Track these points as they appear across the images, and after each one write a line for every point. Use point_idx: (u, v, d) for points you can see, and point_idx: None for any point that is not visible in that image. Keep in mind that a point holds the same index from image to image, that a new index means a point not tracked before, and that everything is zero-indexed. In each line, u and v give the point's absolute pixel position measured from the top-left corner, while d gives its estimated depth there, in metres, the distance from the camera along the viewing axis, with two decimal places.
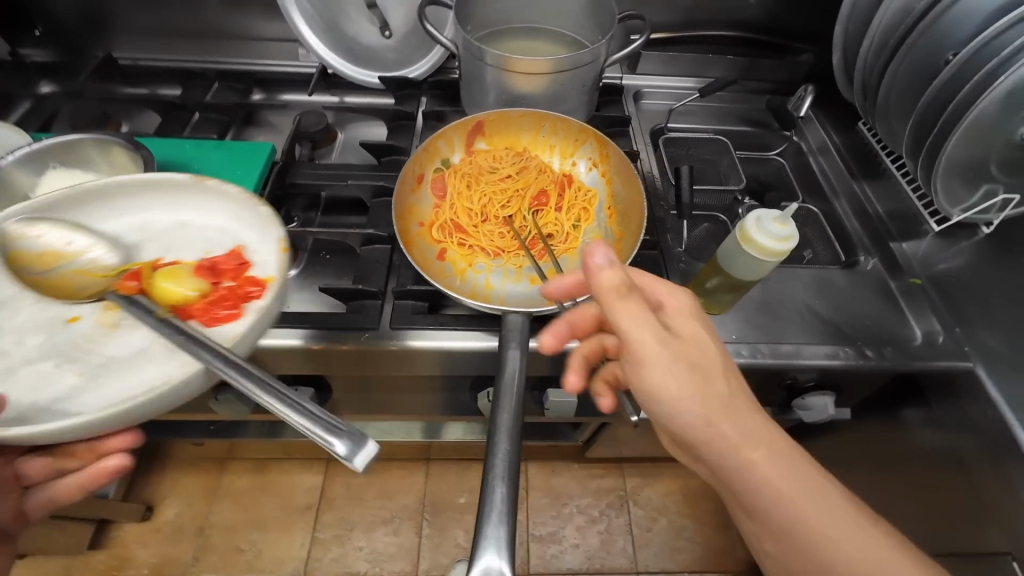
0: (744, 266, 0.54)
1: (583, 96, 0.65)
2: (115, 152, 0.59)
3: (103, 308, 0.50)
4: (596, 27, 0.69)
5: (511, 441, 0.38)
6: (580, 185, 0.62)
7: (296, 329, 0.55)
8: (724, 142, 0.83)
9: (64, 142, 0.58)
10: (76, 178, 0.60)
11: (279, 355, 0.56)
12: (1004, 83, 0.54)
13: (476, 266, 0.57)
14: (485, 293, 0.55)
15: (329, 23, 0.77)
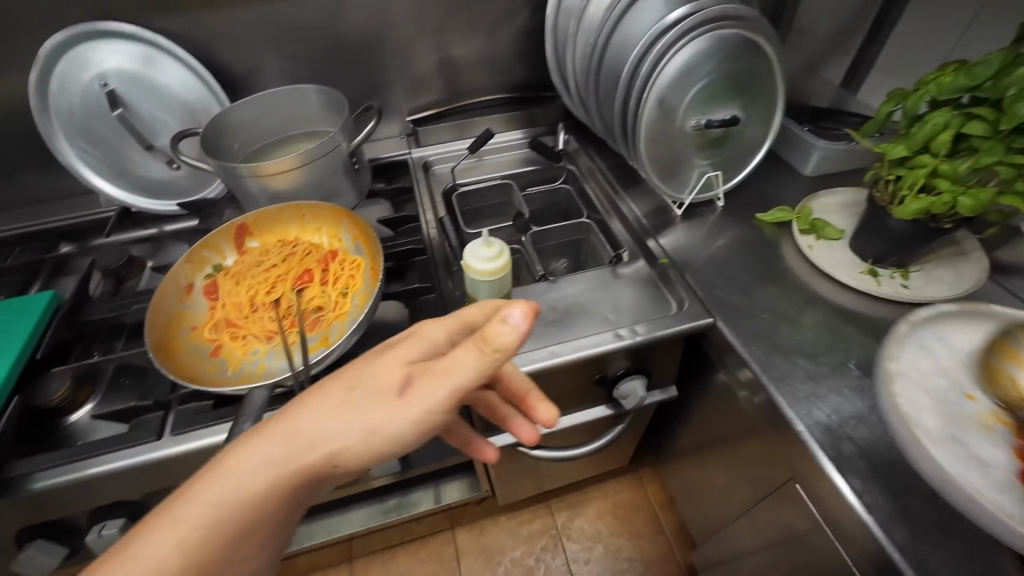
0: (484, 290, 0.61)
1: (338, 178, 0.74)
2: None
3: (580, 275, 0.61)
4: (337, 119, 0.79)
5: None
6: (344, 256, 0.68)
7: (70, 464, 0.55)
8: (509, 184, 0.95)
9: None
10: None
11: (65, 494, 0.56)
12: (649, 90, 0.69)
13: (250, 352, 0.60)
14: (257, 375, 0.58)
15: (120, 171, 0.85)
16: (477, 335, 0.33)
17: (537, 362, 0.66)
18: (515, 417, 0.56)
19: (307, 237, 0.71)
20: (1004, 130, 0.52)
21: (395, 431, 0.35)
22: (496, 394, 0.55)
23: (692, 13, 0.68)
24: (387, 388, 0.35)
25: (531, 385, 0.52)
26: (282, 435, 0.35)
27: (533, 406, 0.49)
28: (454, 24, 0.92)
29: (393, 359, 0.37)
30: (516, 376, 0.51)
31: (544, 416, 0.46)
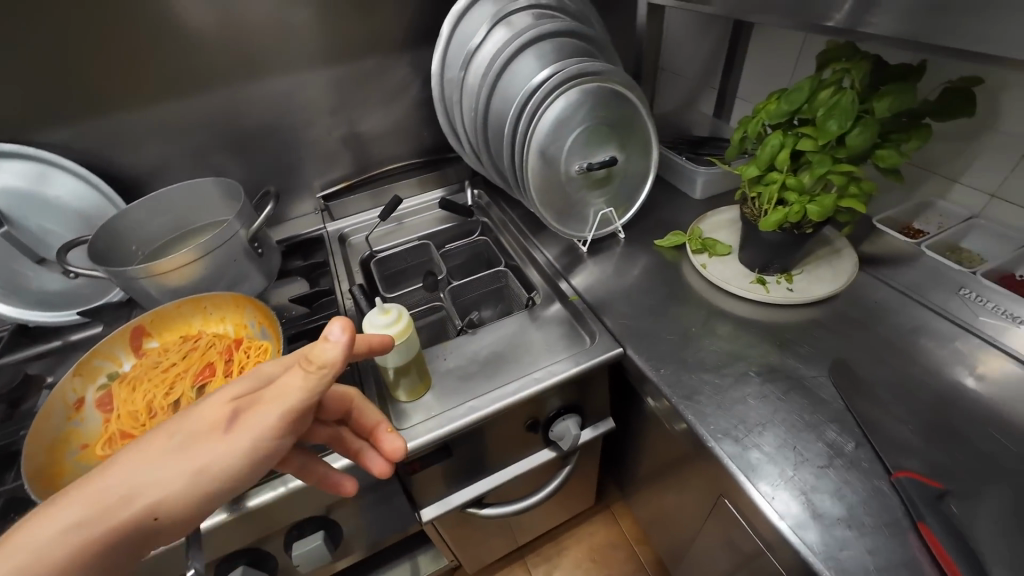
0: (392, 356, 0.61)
1: (241, 264, 0.74)
2: None
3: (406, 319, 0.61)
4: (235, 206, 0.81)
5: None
6: (249, 343, 0.66)
7: None
8: (425, 245, 0.97)
9: None
10: None
11: None
12: (530, 143, 0.74)
13: None
14: None
15: (12, 288, 0.81)
16: (305, 358, 0.41)
17: (458, 420, 0.65)
18: (367, 450, 0.57)
19: (211, 328, 0.70)
20: (825, 145, 0.58)
21: (221, 465, 0.39)
22: (349, 429, 0.58)
23: (557, 72, 0.74)
24: (211, 425, 0.40)
25: (381, 417, 0.58)
26: (81, 500, 0.35)
27: (381, 437, 0.56)
28: (351, 104, 0.96)
29: (213, 400, 0.41)
30: (368, 411, 0.56)
31: (393, 445, 0.56)
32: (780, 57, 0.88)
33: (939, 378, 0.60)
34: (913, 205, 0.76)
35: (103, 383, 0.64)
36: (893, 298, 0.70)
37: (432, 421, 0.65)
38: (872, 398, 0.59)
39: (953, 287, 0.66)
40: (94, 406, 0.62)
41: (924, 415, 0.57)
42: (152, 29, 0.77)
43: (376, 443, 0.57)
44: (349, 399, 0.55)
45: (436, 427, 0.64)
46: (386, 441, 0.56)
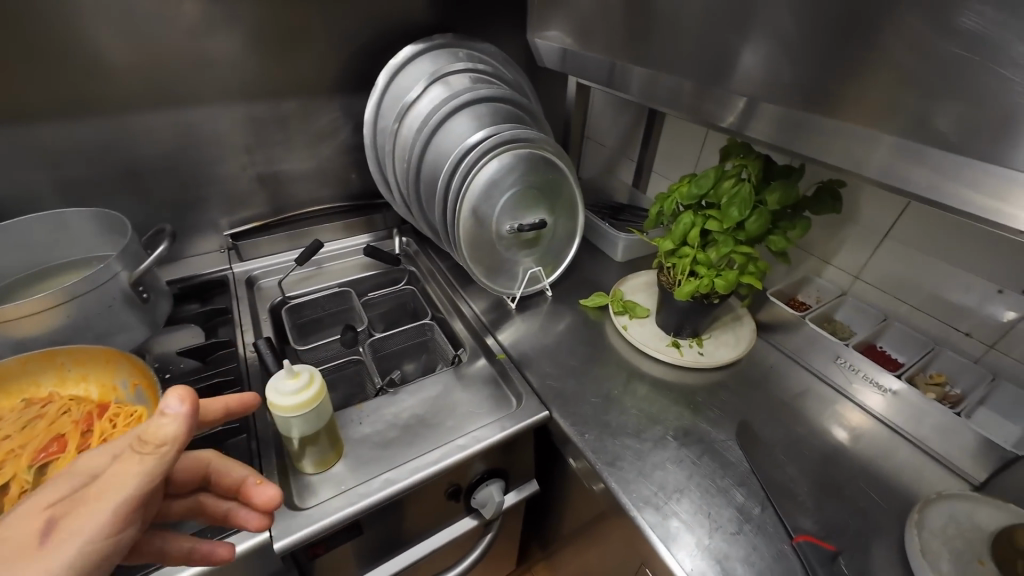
0: (298, 426, 0.55)
1: (119, 313, 0.64)
2: None
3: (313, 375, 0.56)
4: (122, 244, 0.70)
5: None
6: (118, 410, 0.56)
7: None
8: (345, 293, 0.91)
9: None
10: None
11: None
12: (463, 199, 0.74)
13: None
14: None
15: None
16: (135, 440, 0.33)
17: (370, 497, 0.58)
18: (238, 509, 0.48)
19: (68, 389, 0.58)
20: (728, 228, 0.65)
21: None
22: (212, 494, 0.48)
23: (490, 136, 0.77)
24: (10, 547, 0.29)
25: (251, 472, 0.49)
26: None
27: (250, 495, 0.47)
28: (272, 142, 0.91)
29: (18, 515, 0.31)
30: (229, 468, 0.47)
31: (264, 497, 0.47)
32: (688, 142, 0.99)
33: (823, 439, 0.67)
34: (796, 280, 0.87)
35: None
36: (782, 362, 0.78)
37: (339, 499, 0.58)
38: (772, 460, 0.64)
39: (831, 355, 0.74)
40: None
41: (815, 474, 0.63)
42: (30, 40, 0.67)
43: (248, 501, 0.48)
44: (201, 462, 0.47)
45: (344, 504, 0.57)
46: (257, 495, 0.47)
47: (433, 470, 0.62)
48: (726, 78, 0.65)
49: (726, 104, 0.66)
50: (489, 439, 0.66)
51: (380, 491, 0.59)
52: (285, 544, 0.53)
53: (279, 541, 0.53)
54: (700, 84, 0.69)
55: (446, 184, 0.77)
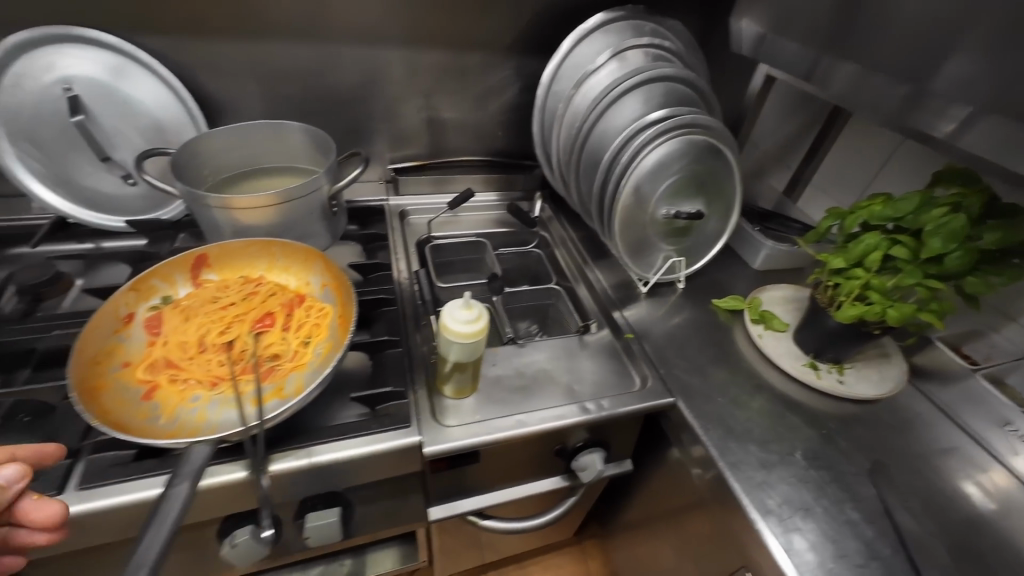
0: (457, 351, 0.59)
1: (317, 221, 0.73)
2: None
3: (479, 319, 0.58)
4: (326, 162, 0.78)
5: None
6: (313, 303, 0.64)
7: None
8: (483, 243, 0.96)
9: None
10: None
11: None
12: (633, 172, 0.74)
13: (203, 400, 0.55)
14: (196, 425, 0.52)
15: (63, 179, 0.77)
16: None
17: (504, 432, 0.64)
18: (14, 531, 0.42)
19: (273, 275, 0.67)
20: (922, 258, 0.60)
21: None
22: None
23: (669, 117, 0.75)
24: None
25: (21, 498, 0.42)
26: None
27: (23, 514, 0.41)
28: (445, 89, 0.96)
29: None
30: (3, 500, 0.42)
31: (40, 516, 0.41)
32: (868, 159, 0.91)
33: (968, 503, 0.62)
34: (965, 330, 0.79)
35: (157, 315, 0.60)
36: (931, 413, 0.72)
37: (477, 426, 0.64)
38: (906, 507, 0.60)
39: (998, 420, 0.70)
40: (139, 332, 0.58)
41: (952, 534, 0.59)
42: None
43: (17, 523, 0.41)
44: None
45: (479, 433, 0.63)
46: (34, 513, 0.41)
47: (556, 424, 0.66)
48: (959, 89, 0.58)
49: (951, 118, 0.60)
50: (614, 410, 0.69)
51: (516, 428, 0.64)
52: (434, 451, 0.60)
53: (428, 446, 0.60)
54: (925, 93, 0.62)
55: (617, 154, 0.77)
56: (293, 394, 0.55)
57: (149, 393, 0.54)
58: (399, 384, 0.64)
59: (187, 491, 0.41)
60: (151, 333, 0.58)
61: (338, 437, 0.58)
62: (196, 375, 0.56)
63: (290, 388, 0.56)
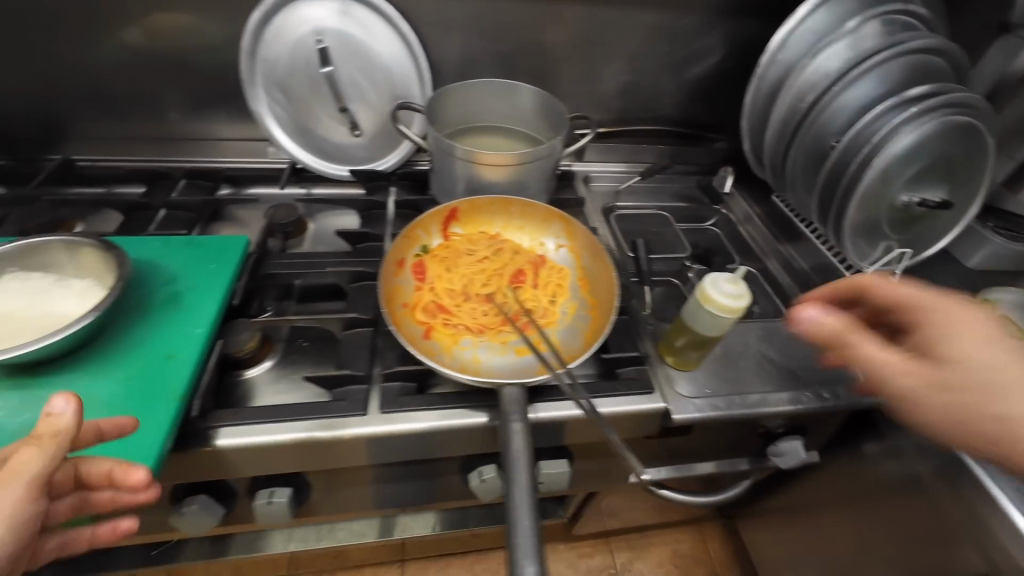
0: (709, 323, 0.58)
1: (544, 182, 0.74)
2: (88, 253, 0.56)
3: (740, 295, 0.57)
4: (547, 125, 0.78)
5: (530, 516, 0.39)
6: (554, 264, 0.66)
7: (246, 425, 0.52)
8: (667, 217, 0.94)
9: (28, 246, 0.55)
10: (33, 281, 0.55)
11: (243, 454, 0.53)
12: (887, 150, 0.68)
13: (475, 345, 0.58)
14: (474, 367, 0.56)
15: (302, 128, 0.83)
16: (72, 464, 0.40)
17: (738, 408, 0.63)
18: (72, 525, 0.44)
19: (509, 234, 0.69)
20: None
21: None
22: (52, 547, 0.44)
23: (933, 91, 0.68)
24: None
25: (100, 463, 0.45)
26: None
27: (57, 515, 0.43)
28: (644, 53, 0.93)
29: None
30: None
31: None
32: None
33: None
34: None
35: (420, 262, 0.63)
36: None
37: (711, 399, 0.64)
38: None
39: None
40: (408, 276, 0.62)
41: None
42: None
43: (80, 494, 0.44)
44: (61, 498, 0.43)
45: (714, 406, 0.63)
46: None
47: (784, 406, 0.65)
48: None
49: None
50: (848, 399, 0.67)
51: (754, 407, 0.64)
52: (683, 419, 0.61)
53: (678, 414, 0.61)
54: None
55: (864, 130, 0.71)
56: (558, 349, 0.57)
57: (428, 333, 0.58)
58: (633, 348, 0.64)
59: (524, 427, 0.45)
60: (418, 279, 0.62)
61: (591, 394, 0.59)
62: (466, 322, 0.59)
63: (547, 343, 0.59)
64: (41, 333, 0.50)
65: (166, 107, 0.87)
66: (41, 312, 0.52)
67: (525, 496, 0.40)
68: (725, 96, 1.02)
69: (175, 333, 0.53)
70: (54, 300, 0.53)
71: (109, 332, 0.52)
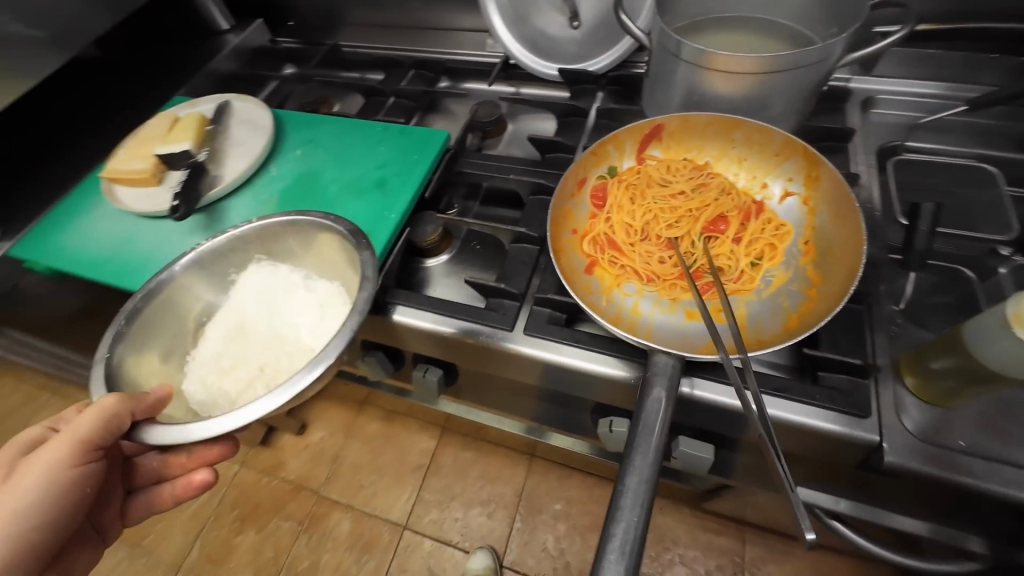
0: (1002, 355, 0.39)
1: (796, 103, 0.54)
2: (323, 242, 0.57)
3: None
4: (831, 16, 0.56)
5: (640, 512, 0.32)
6: (772, 217, 0.50)
7: (409, 309, 0.57)
8: (991, 172, 0.62)
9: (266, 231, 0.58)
10: (281, 275, 0.59)
11: (406, 333, 0.58)
12: None
13: (639, 296, 0.50)
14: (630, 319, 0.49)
15: (520, 16, 0.78)
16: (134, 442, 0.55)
17: (1007, 488, 0.42)
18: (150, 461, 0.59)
19: (721, 167, 0.55)
20: None
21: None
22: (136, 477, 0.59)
23: None
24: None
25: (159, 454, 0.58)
26: None
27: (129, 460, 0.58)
28: None
29: None
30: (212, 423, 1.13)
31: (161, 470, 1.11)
32: None
33: None
34: None
35: (603, 187, 0.56)
36: None
37: (967, 460, 0.44)
38: None
39: None
40: (585, 200, 0.55)
41: None
42: None
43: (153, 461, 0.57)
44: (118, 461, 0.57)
45: (964, 469, 0.43)
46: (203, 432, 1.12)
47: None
48: None
49: None
50: None
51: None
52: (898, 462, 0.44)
53: (893, 457, 0.44)
54: None
55: None
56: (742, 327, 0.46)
57: (590, 268, 0.52)
58: (855, 355, 0.47)
59: (663, 408, 0.38)
60: (596, 206, 0.55)
61: (769, 390, 0.46)
62: (635, 268, 0.51)
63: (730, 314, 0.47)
64: (262, 357, 0.54)
65: None
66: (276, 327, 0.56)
67: (641, 489, 0.33)
68: None
69: (376, 215, 0.63)
70: (290, 314, 0.56)
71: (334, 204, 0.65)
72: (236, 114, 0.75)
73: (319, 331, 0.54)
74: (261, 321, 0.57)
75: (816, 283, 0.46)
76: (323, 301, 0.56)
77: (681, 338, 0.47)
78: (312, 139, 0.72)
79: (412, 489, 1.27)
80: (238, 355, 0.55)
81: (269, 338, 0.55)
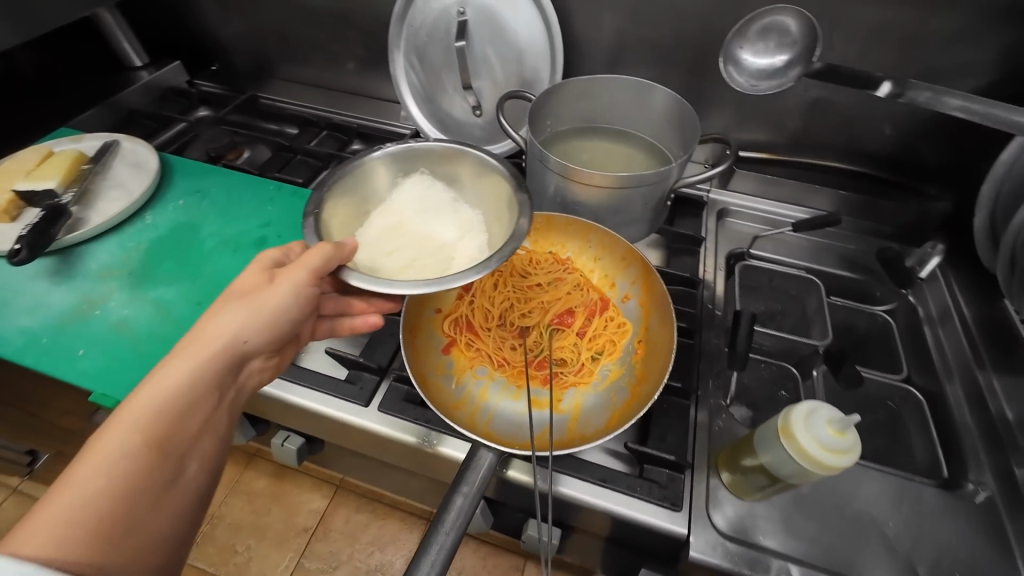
0: (783, 461, 0.43)
1: (645, 213, 0.59)
2: (487, 179, 0.59)
3: (837, 454, 0.40)
4: (680, 139, 0.66)
5: None
6: (614, 315, 0.57)
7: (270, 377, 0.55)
8: (816, 281, 0.71)
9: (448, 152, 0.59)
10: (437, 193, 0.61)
11: (264, 400, 0.56)
12: None
13: (488, 381, 0.52)
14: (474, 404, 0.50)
15: (429, 97, 0.84)
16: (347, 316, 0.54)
17: None
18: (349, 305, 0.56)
19: (580, 263, 0.62)
20: None
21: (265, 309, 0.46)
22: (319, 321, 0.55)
23: None
24: (252, 284, 0.47)
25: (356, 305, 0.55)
26: (201, 344, 0.43)
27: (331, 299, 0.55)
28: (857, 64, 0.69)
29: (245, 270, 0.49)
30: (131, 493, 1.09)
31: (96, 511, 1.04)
32: None
33: None
34: None
35: None
36: None
37: (764, 558, 0.48)
38: None
39: None
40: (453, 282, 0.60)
41: None
42: None
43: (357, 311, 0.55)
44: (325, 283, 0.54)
45: (759, 566, 0.47)
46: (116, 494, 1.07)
47: None
48: None
49: None
50: None
51: None
52: (702, 558, 0.47)
53: (695, 551, 0.47)
54: None
55: None
56: (574, 416, 0.49)
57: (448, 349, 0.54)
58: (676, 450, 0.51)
59: (465, 505, 0.39)
60: (463, 289, 0.59)
61: (597, 481, 0.49)
62: (490, 351, 0.54)
63: (566, 404, 0.50)
64: (416, 255, 0.55)
65: (328, 59, 0.94)
66: (428, 235, 0.58)
67: None
68: (982, 135, 0.69)
69: None
70: (444, 230, 0.59)
71: (201, 259, 0.63)
72: (123, 154, 0.73)
73: (472, 246, 0.56)
74: (419, 223, 0.59)
75: (642, 379, 0.50)
76: (468, 226, 0.59)
77: (517, 426, 0.48)
78: (200, 190, 0.71)
79: (292, 557, 1.16)
80: (395, 244, 0.56)
81: (422, 241, 0.57)
